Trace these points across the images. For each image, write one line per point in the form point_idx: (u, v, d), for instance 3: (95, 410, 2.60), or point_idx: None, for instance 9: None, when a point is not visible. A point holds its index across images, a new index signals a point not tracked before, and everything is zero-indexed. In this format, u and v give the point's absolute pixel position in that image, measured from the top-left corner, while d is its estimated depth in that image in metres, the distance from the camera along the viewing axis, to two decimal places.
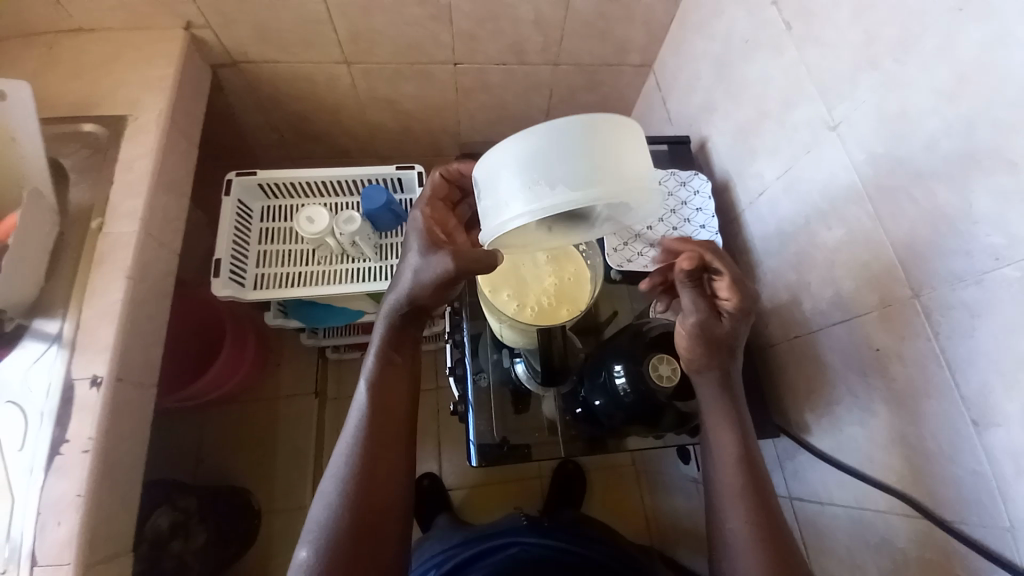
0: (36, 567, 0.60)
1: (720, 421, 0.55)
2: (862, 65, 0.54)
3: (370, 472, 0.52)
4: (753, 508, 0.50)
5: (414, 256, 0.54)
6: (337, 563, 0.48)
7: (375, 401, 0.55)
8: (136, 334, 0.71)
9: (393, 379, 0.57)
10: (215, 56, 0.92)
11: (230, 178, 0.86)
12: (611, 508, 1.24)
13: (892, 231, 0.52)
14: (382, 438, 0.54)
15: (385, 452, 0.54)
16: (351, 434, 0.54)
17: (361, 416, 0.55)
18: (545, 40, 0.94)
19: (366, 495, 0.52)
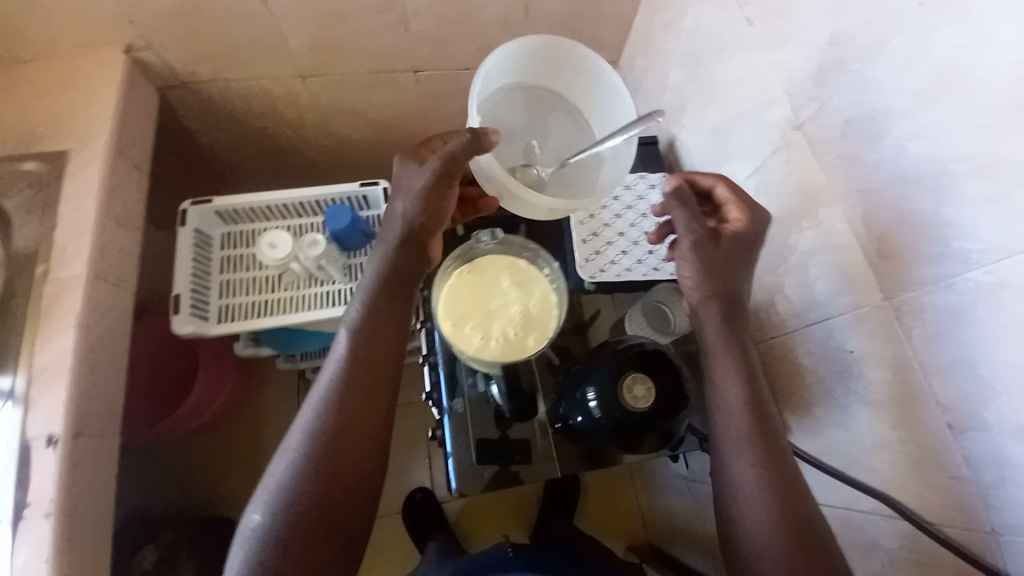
0: None
1: (724, 356, 0.56)
2: (828, 61, 0.53)
3: (343, 424, 0.52)
4: (754, 445, 0.52)
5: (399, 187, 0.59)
6: (303, 511, 0.49)
7: (357, 353, 0.55)
8: (94, 385, 0.68)
9: (380, 324, 0.57)
10: (163, 77, 0.87)
11: (185, 207, 0.82)
12: (605, 510, 1.23)
13: (864, 232, 0.51)
14: (355, 402, 0.53)
15: (356, 411, 0.53)
16: (328, 382, 0.54)
17: (342, 364, 0.54)
18: (508, 42, 0.91)
19: (338, 446, 0.51)
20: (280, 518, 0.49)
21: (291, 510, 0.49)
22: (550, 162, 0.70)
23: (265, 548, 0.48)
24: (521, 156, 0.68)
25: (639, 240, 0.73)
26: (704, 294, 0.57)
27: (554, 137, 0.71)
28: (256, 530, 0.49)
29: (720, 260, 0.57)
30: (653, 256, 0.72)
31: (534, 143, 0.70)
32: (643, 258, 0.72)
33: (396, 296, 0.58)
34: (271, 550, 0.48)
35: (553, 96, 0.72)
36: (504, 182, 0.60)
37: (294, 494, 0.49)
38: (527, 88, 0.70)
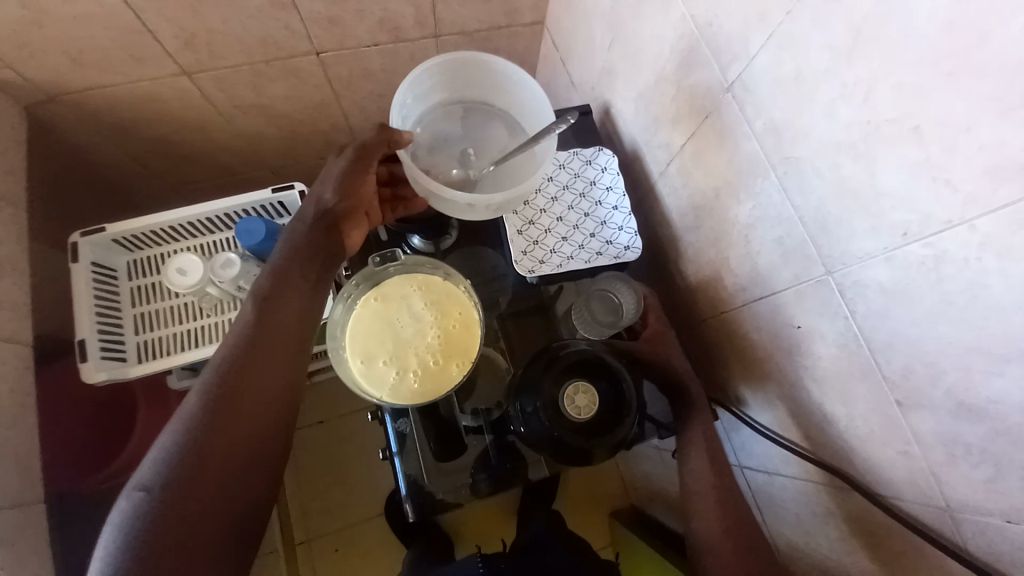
0: None
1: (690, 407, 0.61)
2: (751, 15, 0.47)
3: (244, 393, 0.48)
4: (712, 480, 0.57)
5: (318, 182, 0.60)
6: (194, 485, 0.43)
7: (263, 321, 0.51)
8: (0, 455, 0.61)
9: (285, 288, 0.53)
10: (26, 94, 0.75)
11: (76, 240, 0.73)
12: (584, 485, 1.24)
13: (802, 204, 0.47)
14: (262, 368, 0.49)
15: (259, 378, 0.49)
16: (230, 350, 0.49)
17: (249, 329, 0.50)
18: (417, 13, 0.82)
19: (237, 417, 0.47)
20: (162, 492, 0.41)
21: (176, 483, 0.42)
22: (487, 165, 0.64)
23: (139, 529, 0.40)
24: (453, 163, 0.64)
25: (579, 224, 0.69)
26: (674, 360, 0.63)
27: (494, 144, 0.65)
28: (127, 512, 0.40)
29: (668, 344, 0.64)
30: (595, 239, 0.67)
31: (466, 150, 0.64)
32: (584, 243, 0.67)
33: (306, 268, 0.56)
34: (146, 529, 0.40)
35: (484, 108, 0.67)
36: (419, 180, 0.56)
37: (181, 465, 0.43)
38: (451, 104, 0.66)
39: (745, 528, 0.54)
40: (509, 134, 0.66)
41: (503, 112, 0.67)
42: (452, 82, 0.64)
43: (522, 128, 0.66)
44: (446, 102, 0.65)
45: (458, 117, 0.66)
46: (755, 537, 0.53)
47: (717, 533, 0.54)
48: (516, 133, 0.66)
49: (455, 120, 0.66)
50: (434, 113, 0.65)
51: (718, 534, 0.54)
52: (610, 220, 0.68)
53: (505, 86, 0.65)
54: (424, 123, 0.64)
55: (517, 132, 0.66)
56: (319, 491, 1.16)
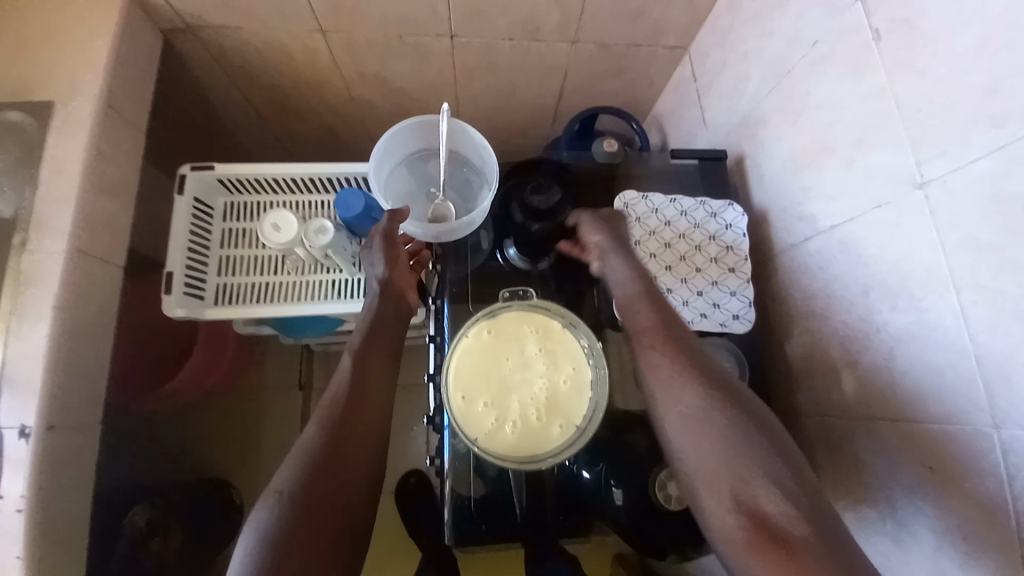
0: None
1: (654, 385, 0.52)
2: (978, 117, 0.41)
3: (347, 421, 0.51)
4: (722, 461, 0.45)
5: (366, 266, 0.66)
6: (303, 511, 0.45)
7: (361, 361, 0.56)
8: (75, 368, 0.61)
9: (382, 337, 0.59)
10: (166, 19, 0.76)
11: (185, 172, 0.74)
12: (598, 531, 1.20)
13: (982, 343, 0.41)
14: (359, 403, 0.53)
15: (357, 411, 0.52)
16: (337, 390, 0.53)
17: (352, 369, 0.55)
18: (563, 15, 0.77)
19: (343, 442, 0.50)
20: (284, 510, 0.44)
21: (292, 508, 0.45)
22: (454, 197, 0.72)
23: (268, 546, 0.43)
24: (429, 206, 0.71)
25: (688, 279, 0.64)
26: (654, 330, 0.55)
27: (448, 179, 0.73)
28: (254, 533, 0.44)
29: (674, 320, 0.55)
30: (702, 299, 0.63)
31: (432, 191, 0.72)
32: (689, 300, 0.63)
33: (389, 318, 0.61)
34: (274, 540, 0.43)
35: (422, 155, 0.73)
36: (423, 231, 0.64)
37: (297, 488, 0.46)
38: (395, 167, 0.72)
39: (770, 508, 0.42)
40: (452, 168, 0.73)
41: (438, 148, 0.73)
42: (391, 153, 0.71)
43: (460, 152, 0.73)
44: (394, 168, 0.72)
45: (409, 174, 0.73)
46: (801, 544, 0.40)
47: (754, 538, 0.42)
48: (457, 163, 0.73)
49: (406, 177, 0.73)
50: (388, 181, 0.71)
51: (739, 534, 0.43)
52: (722, 283, 0.63)
53: (428, 133, 0.71)
54: (387, 190, 0.71)
55: (457, 160, 0.73)
56: None
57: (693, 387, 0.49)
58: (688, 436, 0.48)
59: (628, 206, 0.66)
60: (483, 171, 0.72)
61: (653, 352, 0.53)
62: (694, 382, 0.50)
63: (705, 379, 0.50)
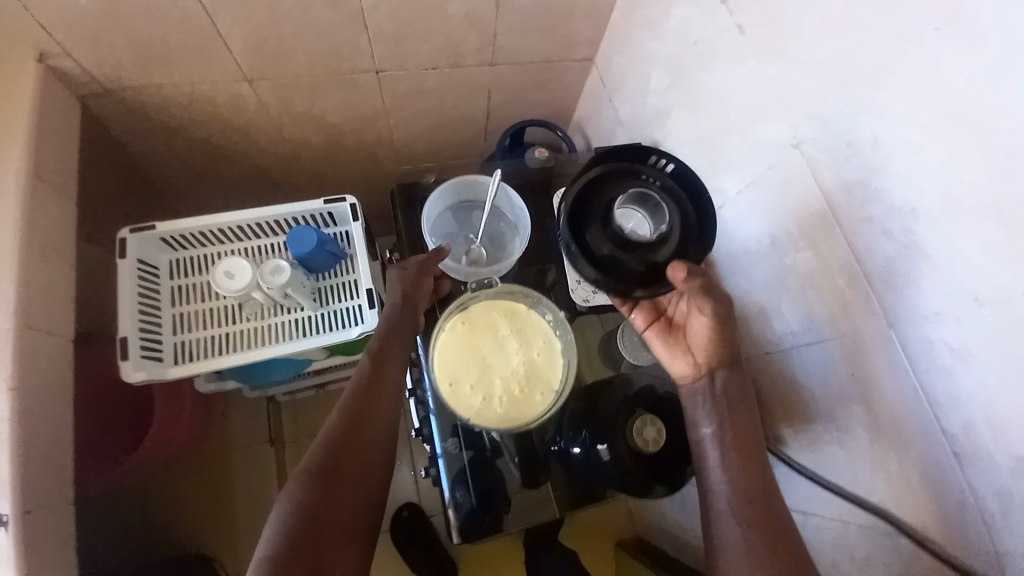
0: None
1: (702, 436, 0.56)
2: (828, 83, 0.50)
3: (360, 426, 0.55)
4: (741, 510, 0.51)
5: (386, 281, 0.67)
6: (321, 507, 0.50)
7: (371, 376, 0.58)
8: (38, 444, 0.60)
9: (391, 348, 0.60)
10: (82, 84, 0.76)
11: (125, 236, 0.73)
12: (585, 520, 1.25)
13: (867, 260, 0.50)
14: (371, 409, 0.56)
15: (369, 416, 0.56)
16: (351, 396, 0.57)
17: (367, 376, 0.58)
18: (478, 39, 0.85)
19: (356, 445, 0.54)
20: (304, 506, 0.50)
21: (311, 507, 0.50)
22: (491, 244, 0.73)
23: (288, 539, 0.48)
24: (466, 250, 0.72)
25: None
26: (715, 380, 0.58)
27: (487, 226, 0.74)
28: (279, 526, 0.49)
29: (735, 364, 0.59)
30: None
31: (469, 236, 0.73)
32: None
33: (406, 329, 0.62)
34: (296, 533, 0.48)
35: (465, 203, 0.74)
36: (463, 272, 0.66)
37: (315, 488, 0.51)
38: (439, 210, 0.72)
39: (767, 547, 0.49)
40: (491, 219, 0.74)
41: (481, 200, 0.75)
42: (441, 195, 0.71)
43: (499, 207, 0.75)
44: (439, 210, 0.72)
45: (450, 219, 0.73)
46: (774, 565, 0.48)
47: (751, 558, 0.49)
48: (496, 216, 0.75)
49: (448, 219, 0.73)
50: (433, 223, 0.72)
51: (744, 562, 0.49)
52: None
53: (476, 185, 0.73)
54: (431, 230, 0.71)
55: (496, 214, 0.75)
56: None
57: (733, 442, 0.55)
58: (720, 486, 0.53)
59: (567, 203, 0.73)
60: (517, 225, 0.74)
61: (703, 402, 0.57)
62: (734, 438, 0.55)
63: (740, 439, 0.55)
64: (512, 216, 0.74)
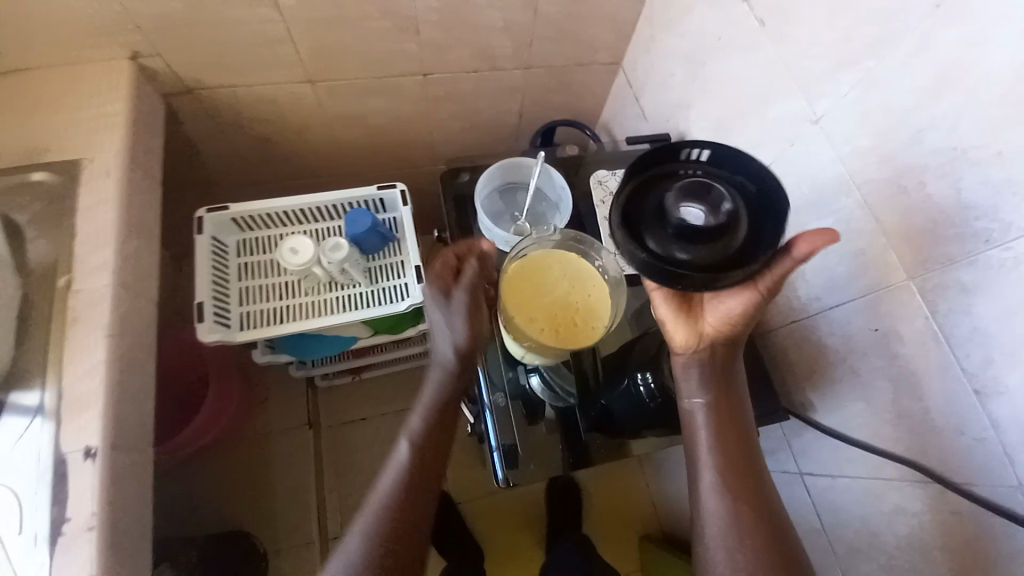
0: None
1: (698, 446, 0.58)
2: (840, 62, 0.57)
3: (410, 494, 0.56)
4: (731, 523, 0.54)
5: (436, 309, 0.60)
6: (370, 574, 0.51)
7: (419, 447, 0.58)
8: (129, 389, 0.66)
9: (444, 413, 0.60)
10: (168, 84, 0.86)
11: (202, 215, 0.81)
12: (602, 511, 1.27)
13: (885, 217, 0.55)
14: (420, 476, 0.57)
15: (418, 482, 0.56)
16: (401, 461, 0.57)
17: (417, 441, 0.58)
18: (514, 44, 0.94)
19: (405, 510, 0.55)
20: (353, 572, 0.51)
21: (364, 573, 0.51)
22: (535, 222, 0.79)
23: None
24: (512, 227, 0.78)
25: None
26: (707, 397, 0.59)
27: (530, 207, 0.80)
28: None
29: (727, 376, 0.60)
30: None
31: (514, 216, 0.79)
32: None
33: (453, 389, 0.61)
34: None
35: (509, 187, 0.81)
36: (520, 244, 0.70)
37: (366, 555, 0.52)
38: (487, 191, 0.79)
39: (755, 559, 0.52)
40: (534, 202, 0.81)
41: (523, 184, 0.82)
42: (490, 178, 0.79)
43: (540, 191, 0.82)
44: (487, 193, 0.79)
45: (497, 201, 0.80)
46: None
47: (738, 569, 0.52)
48: (539, 198, 0.81)
49: (495, 201, 0.80)
50: (483, 203, 0.78)
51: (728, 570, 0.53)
52: None
53: (520, 169, 0.80)
54: (481, 208, 0.77)
55: (538, 196, 0.81)
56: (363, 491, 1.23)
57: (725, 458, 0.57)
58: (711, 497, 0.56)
59: (603, 183, 0.79)
60: (558, 205, 0.80)
61: (695, 415, 0.59)
62: (726, 453, 0.57)
63: (734, 454, 0.57)
64: (553, 198, 0.80)
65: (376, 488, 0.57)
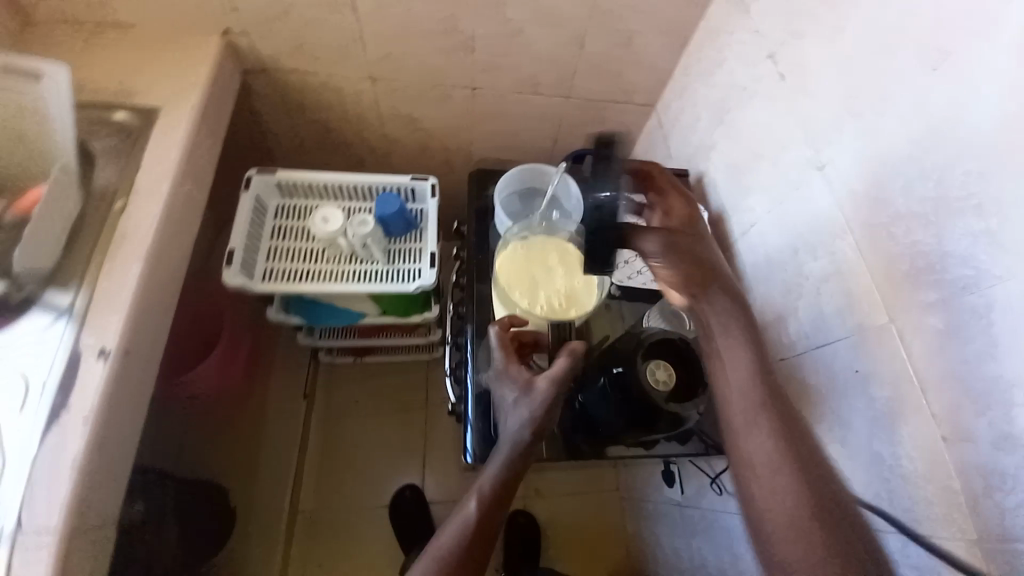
0: (20, 531, 0.56)
1: (728, 386, 0.54)
2: (847, 114, 0.61)
3: (470, 547, 0.52)
4: (810, 521, 0.45)
5: (511, 393, 0.62)
6: None
7: (489, 498, 0.55)
8: (151, 308, 0.72)
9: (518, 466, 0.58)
10: (249, 60, 0.97)
11: (252, 175, 0.91)
12: (568, 543, 1.24)
13: (873, 260, 0.58)
14: (481, 526, 0.54)
15: (478, 533, 0.53)
16: (469, 510, 0.55)
17: (489, 489, 0.56)
18: (559, 73, 1.02)
19: (460, 563, 0.51)
20: None
21: None
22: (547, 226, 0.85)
23: None
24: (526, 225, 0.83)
25: None
26: (749, 362, 0.54)
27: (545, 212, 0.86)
28: None
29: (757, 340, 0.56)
30: None
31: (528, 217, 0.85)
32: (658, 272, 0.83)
33: (530, 443, 0.59)
34: None
35: (529, 193, 0.88)
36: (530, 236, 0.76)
37: None
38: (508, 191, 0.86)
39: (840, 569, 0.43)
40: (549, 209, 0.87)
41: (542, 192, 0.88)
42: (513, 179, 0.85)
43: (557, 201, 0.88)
44: (507, 193, 0.86)
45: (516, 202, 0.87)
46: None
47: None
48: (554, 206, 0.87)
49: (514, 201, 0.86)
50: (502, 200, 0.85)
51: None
52: None
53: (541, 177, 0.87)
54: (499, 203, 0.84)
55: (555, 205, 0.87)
56: (342, 470, 1.30)
57: (782, 441, 0.50)
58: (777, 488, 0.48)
59: None
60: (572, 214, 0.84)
61: (737, 384, 0.54)
62: (780, 432, 0.51)
63: (793, 436, 0.50)
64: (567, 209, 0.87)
65: (438, 534, 0.54)
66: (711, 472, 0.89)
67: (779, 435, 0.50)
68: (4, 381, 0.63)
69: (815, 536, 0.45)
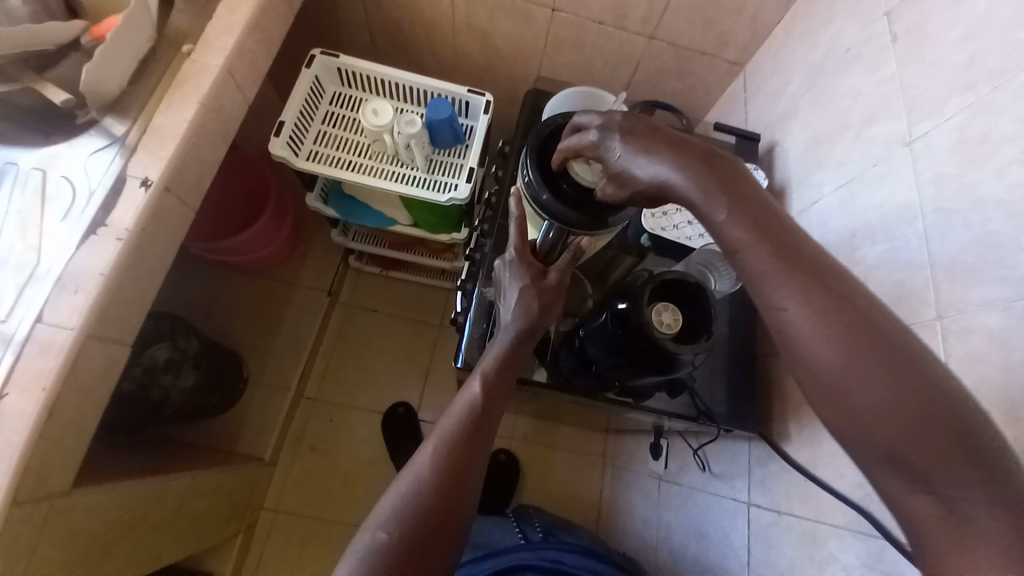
0: (39, 323, 0.59)
1: (731, 244, 0.42)
2: (956, 85, 0.53)
3: (472, 436, 0.50)
4: (886, 415, 0.35)
5: (512, 290, 0.61)
6: (416, 516, 0.45)
7: (489, 385, 0.54)
8: (198, 155, 0.74)
9: (515, 353, 0.58)
10: None
11: (316, 53, 0.90)
12: (544, 487, 1.26)
13: (938, 251, 0.52)
14: (481, 413, 0.52)
15: (478, 420, 0.51)
16: (467, 399, 0.53)
17: (484, 374, 0.55)
18: (648, 9, 0.95)
19: (464, 448, 0.49)
20: (401, 506, 0.45)
21: (419, 515, 0.45)
22: None
23: (391, 534, 0.44)
24: None
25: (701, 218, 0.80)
26: (735, 214, 0.42)
27: None
28: (377, 540, 0.43)
29: (737, 184, 0.43)
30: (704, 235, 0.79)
31: None
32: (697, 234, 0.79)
33: (525, 333, 0.59)
34: (403, 530, 0.44)
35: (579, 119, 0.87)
36: None
37: (421, 493, 0.46)
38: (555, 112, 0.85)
39: (925, 460, 0.34)
40: None
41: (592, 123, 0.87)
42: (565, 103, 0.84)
43: None
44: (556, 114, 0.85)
45: None
46: (977, 508, 0.32)
47: (927, 497, 0.34)
48: None
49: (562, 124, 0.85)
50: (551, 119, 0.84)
51: (928, 504, 0.34)
52: None
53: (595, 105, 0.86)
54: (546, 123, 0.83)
55: None
56: (349, 366, 1.36)
57: (819, 308, 0.38)
58: (835, 371, 0.37)
59: None
60: None
61: (739, 244, 0.42)
62: (812, 293, 0.39)
63: (827, 290, 0.39)
64: None
65: (436, 424, 0.52)
66: (695, 443, 0.90)
67: (813, 302, 0.38)
68: (60, 187, 0.68)
69: (895, 429, 0.35)
